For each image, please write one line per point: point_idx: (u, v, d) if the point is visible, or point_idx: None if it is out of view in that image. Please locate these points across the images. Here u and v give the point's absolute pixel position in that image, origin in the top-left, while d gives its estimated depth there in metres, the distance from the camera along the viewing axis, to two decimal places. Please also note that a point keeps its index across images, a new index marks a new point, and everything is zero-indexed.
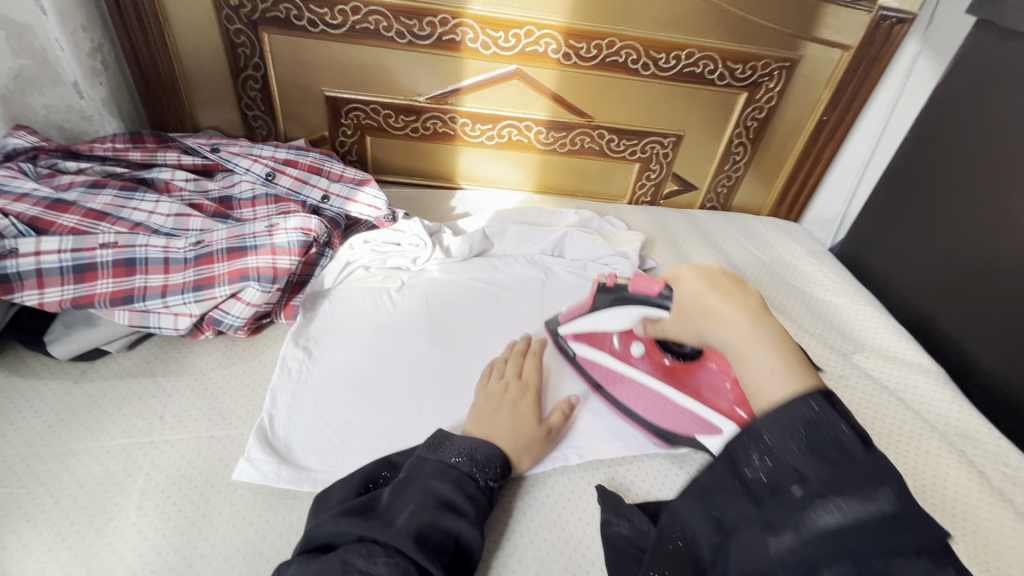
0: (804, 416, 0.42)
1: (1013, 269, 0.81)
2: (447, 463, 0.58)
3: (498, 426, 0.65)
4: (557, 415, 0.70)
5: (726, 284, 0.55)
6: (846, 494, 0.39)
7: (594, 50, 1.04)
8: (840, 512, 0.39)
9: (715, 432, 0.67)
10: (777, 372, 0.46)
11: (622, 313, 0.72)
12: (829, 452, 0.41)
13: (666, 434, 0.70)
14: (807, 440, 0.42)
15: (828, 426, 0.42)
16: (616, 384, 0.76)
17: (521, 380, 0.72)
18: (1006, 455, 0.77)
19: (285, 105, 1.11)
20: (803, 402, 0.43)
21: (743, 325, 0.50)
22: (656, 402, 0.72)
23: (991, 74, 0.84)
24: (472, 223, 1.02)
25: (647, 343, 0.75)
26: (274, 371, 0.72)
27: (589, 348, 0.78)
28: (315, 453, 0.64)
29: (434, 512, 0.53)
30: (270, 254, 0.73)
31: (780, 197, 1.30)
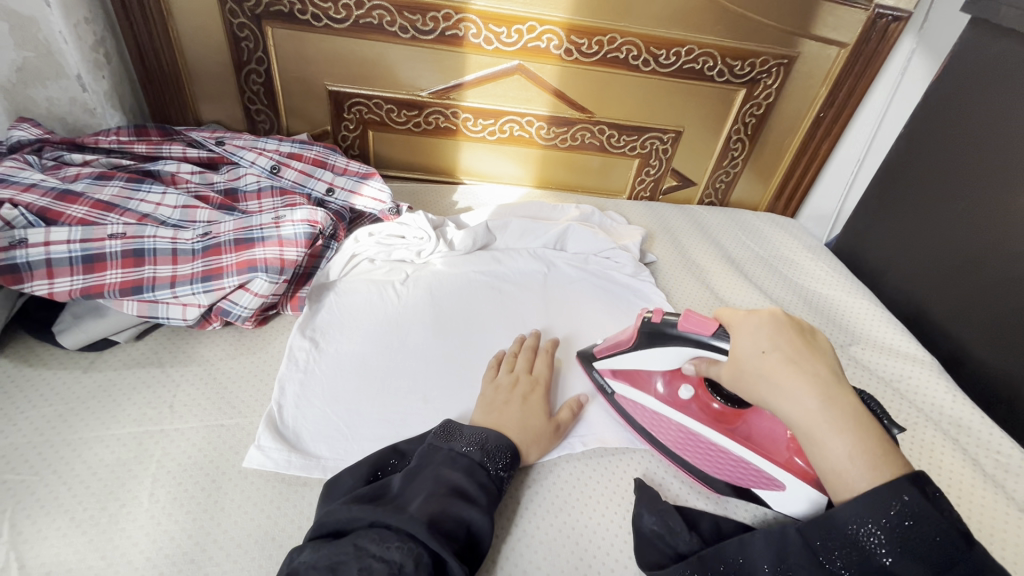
0: (908, 520, 0.46)
1: (1006, 262, 0.83)
2: (459, 452, 0.60)
3: (508, 416, 0.66)
4: (566, 412, 0.71)
5: (790, 349, 0.54)
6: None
7: (596, 46, 1.05)
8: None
9: (777, 486, 0.62)
10: (856, 462, 0.48)
11: (670, 349, 0.66)
12: (929, 554, 0.45)
13: (720, 485, 0.66)
14: (903, 541, 0.46)
15: (932, 528, 0.46)
16: (661, 428, 0.70)
17: (532, 375, 0.73)
18: (999, 444, 0.79)
19: (288, 99, 1.11)
20: (894, 495, 0.46)
21: (813, 404, 0.50)
22: (707, 449, 0.67)
23: (986, 71, 0.86)
24: (475, 217, 1.03)
25: (695, 383, 0.70)
26: (282, 361, 0.73)
27: (629, 387, 0.73)
28: (324, 440, 0.65)
29: (446, 499, 0.54)
30: (277, 246, 0.74)
31: (777, 192, 1.32)
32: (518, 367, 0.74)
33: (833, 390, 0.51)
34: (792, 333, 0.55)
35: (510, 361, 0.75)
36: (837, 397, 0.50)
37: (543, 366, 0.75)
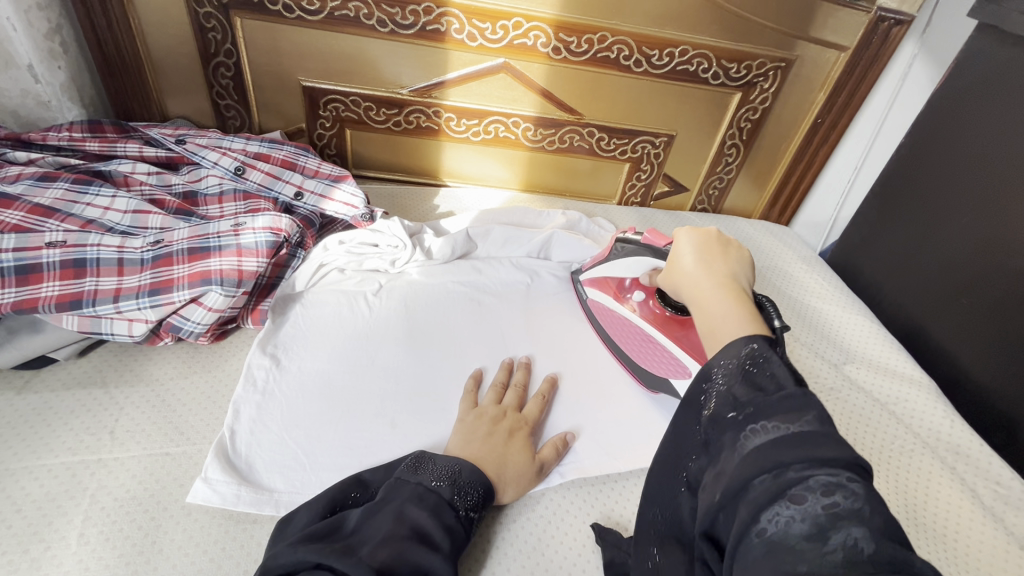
0: (741, 353, 0.41)
1: (1010, 282, 0.79)
2: (426, 487, 0.55)
3: (485, 450, 0.61)
4: (549, 450, 0.65)
5: (710, 253, 0.56)
6: (774, 414, 0.36)
7: (585, 45, 1.00)
8: (765, 431, 0.36)
9: (685, 374, 0.72)
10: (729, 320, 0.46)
11: (633, 261, 0.78)
12: (762, 381, 0.39)
13: (646, 374, 0.77)
14: (747, 375, 0.40)
15: (765, 362, 0.40)
16: (614, 323, 0.82)
17: (520, 413, 0.68)
18: (998, 473, 0.75)
19: (259, 93, 1.05)
20: (742, 342, 0.41)
21: (706, 285, 0.52)
22: (646, 343, 0.77)
23: (992, 81, 0.82)
24: (455, 223, 0.97)
25: (649, 291, 0.79)
26: (238, 382, 0.67)
27: (599, 292, 0.84)
28: (279, 471, 0.60)
29: (402, 544, 0.49)
30: (235, 256, 0.68)
31: (772, 199, 1.28)
32: (504, 402, 0.69)
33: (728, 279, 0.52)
34: (713, 239, 0.57)
35: (497, 392, 0.70)
36: (729, 284, 0.51)
37: (535, 408, 0.69)
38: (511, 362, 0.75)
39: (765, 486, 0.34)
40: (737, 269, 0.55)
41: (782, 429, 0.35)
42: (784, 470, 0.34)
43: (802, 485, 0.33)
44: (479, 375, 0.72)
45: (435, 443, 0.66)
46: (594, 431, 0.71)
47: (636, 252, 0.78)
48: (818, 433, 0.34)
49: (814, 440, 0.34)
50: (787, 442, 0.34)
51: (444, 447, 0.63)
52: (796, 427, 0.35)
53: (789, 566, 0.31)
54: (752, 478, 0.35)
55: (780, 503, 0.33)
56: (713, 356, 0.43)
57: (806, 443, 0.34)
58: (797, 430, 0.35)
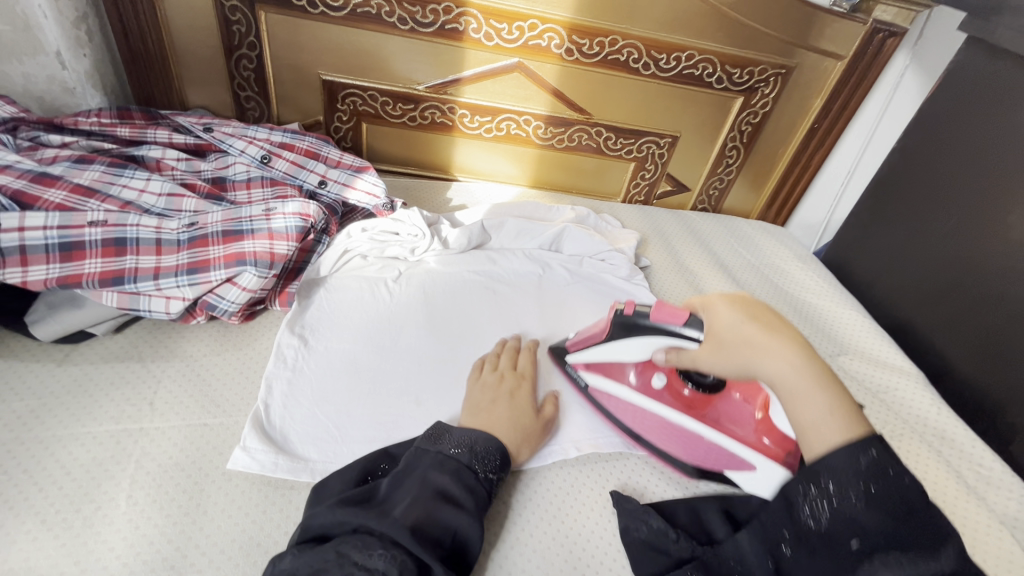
0: (868, 467, 0.46)
1: (993, 279, 0.84)
2: (447, 454, 0.58)
3: (498, 417, 0.65)
4: (550, 406, 0.71)
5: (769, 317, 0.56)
6: (907, 548, 0.44)
7: (597, 47, 1.04)
8: (900, 566, 0.43)
9: (748, 467, 0.65)
10: (834, 413, 0.49)
11: (645, 343, 0.67)
12: (891, 505, 0.45)
13: (688, 467, 0.68)
14: (874, 494, 0.46)
15: (892, 483, 0.46)
16: (633, 416, 0.72)
17: (517, 371, 0.73)
18: (980, 456, 0.81)
19: (279, 86, 1.08)
20: (863, 449, 0.47)
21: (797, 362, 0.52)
22: (679, 436, 0.69)
23: (976, 89, 0.88)
24: (469, 216, 1.01)
25: (667, 373, 0.72)
26: (269, 359, 0.70)
27: (608, 381, 0.74)
28: (312, 442, 0.63)
29: (431, 505, 0.52)
30: (267, 239, 0.71)
31: (769, 201, 1.33)
32: (501, 365, 0.73)
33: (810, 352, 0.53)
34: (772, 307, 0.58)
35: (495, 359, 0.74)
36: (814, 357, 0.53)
37: (527, 363, 0.75)
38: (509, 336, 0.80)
39: None
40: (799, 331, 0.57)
41: (919, 567, 0.43)
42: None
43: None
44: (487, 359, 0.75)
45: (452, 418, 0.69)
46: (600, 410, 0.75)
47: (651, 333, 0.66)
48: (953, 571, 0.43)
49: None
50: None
51: (460, 419, 0.67)
52: (932, 564, 0.43)
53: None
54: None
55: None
56: (828, 461, 0.48)
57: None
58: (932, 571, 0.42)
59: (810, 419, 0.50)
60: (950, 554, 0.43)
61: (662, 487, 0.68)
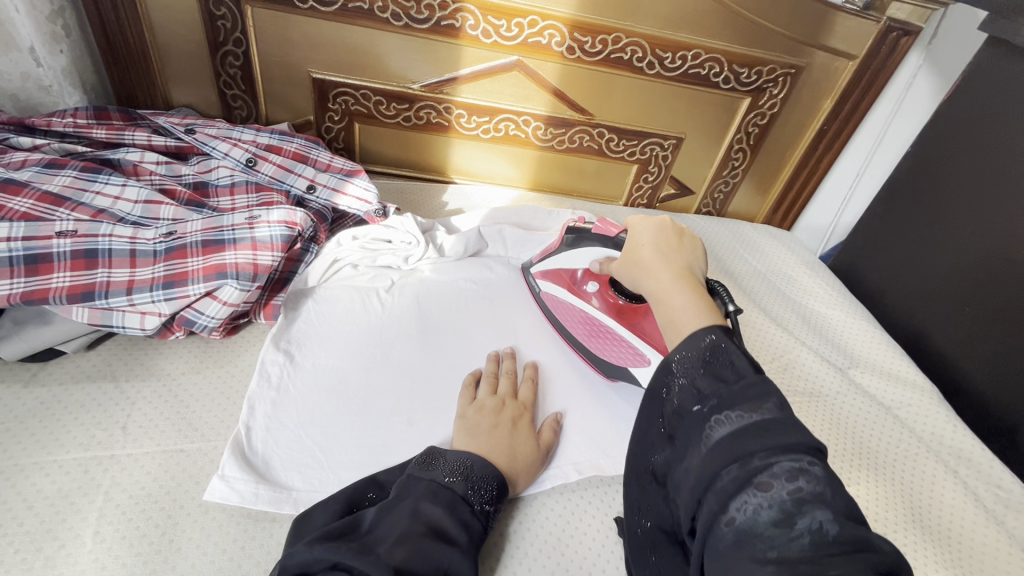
0: (703, 344, 0.47)
1: (1012, 292, 0.81)
2: (440, 483, 0.54)
3: (494, 444, 0.61)
4: (549, 431, 0.67)
5: (668, 242, 0.61)
6: (737, 405, 0.42)
7: (599, 45, 1.00)
8: (730, 422, 0.41)
9: (644, 362, 0.70)
10: (688, 312, 0.52)
11: (583, 254, 0.76)
12: (722, 371, 0.45)
13: (603, 363, 0.75)
14: (704, 365, 0.46)
15: (725, 353, 0.46)
16: (569, 316, 0.79)
17: (517, 400, 0.68)
18: (999, 477, 0.77)
19: (266, 84, 1.03)
20: (702, 333, 0.47)
21: (665, 276, 0.57)
22: (599, 331, 0.75)
23: (998, 92, 0.84)
24: (466, 221, 0.97)
25: (603, 282, 0.76)
26: (252, 378, 0.66)
27: (551, 284, 0.81)
28: (297, 469, 0.59)
29: (422, 541, 0.48)
30: (250, 250, 0.67)
31: (776, 205, 1.29)
32: (499, 391, 0.68)
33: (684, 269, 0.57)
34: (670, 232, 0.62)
35: (491, 383, 0.69)
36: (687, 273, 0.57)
37: (528, 392, 0.70)
38: (496, 351, 0.75)
39: (733, 477, 0.39)
40: (692, 259, 0.60)
41: (745, 419, 0.41)
42: (749, 459, 0.39)
43: (766, 471, 0.38)
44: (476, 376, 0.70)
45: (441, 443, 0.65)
46: (596, 427, 0.71)
47: (589, 243, 0.76)
48: (777, 421, 0.40)
49: (774, 428, 0.39)
50: (753, 433, 0.40)
51: (451, 442, 0.62)
52: (758, 416, 0.41)
53: (758, 551, 0.35)
54: (721, 468, 0.40)
55: (747, 491, 0.38)
56: (677, 349, 0.48)
57: (769, 432, 0.39)
58: (758, 419, 0.40)
59: (666, 319, 0.53)
60: (777, 406, 0.41)
61: None
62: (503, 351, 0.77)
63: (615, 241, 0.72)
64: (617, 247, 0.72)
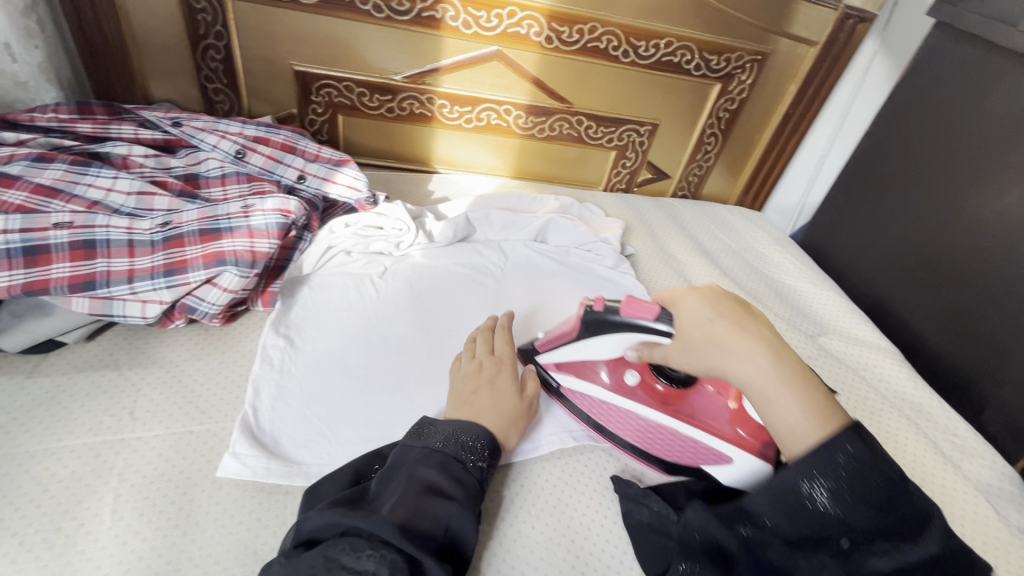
0: (852, 466, 0.49)
1: (963, 258, 0.87)
2: (432, 448, 0.56)
3: (480, 403, 0.63)
4: (533, 382, 0.69)
5: (733, 314, 0.58)
6: (891, 537, 0.48)
7: (576, 35, 1.03)
8: (885, 556, 0.48)
9: (725, 461, 0.64)
10: (806, 411, 0.52)
11: (615, 341, 0.66)
12: (874, 498, 0.49)
13: (670, 465, 0.67)
14: (855, 490, 0.49)
15: (871, 471, 0.49)
16: (616, 421, 0.70)
17: (494, 356, 0.70)
18: (955, 426, 0.83)
19: (249, 77, 1.04)
20: (842, 445, 0.49)
21: (763, 361, 0.54)
22: (656, 432, 0.68)
23: (944, 73, 0.90)
24: (453, 208, 0.99)
25: (639, 370, 0.71)
26: (255, 361, 0.68)
27: (578, 381, 0.71)
28: (305, 445, 0.61)
29: (418, 500, 0.51)
30: (247, 237, 0.69)
31: (746, 186, 1.35)
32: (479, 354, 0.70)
33: (775, 346, 0.55)
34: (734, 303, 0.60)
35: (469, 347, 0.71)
36: (780, 350, 0.55)
37: (504, 344, 0.72)
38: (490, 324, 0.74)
39: None
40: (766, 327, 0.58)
41: (903, 556, 0.48)
42: None
43: None
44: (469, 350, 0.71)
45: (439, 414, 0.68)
46: None
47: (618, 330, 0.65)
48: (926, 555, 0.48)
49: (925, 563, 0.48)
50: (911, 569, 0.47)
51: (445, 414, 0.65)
52: (910, 551, 0.48)
53: None
54: None
55: None
56: (815, 469, 0.49)
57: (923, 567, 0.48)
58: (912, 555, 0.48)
59: (782, 419, 0.52)
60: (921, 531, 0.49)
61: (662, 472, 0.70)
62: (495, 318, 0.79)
63: (655, 323, 0.62)
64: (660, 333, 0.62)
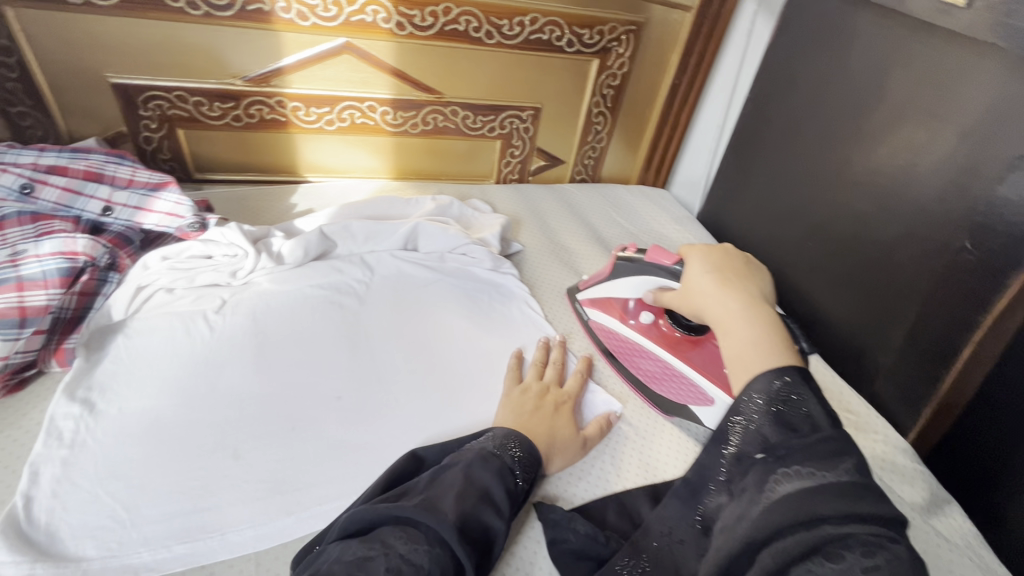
0: (772, 388, 0.44)
1: (843, 222, 0.83)
2: (490, 451, 0.53)
3: (535, 420, 0.62)
4: (593, 426, 0.67)
5: (729, 273, 0.59)
6: (809, 462, 0.38)
7: (429, 18, 0.95)
8: (797, 478, 0.38)
9: (708, 401, 0.70)
10: (759, 346, 0.49)
11: (636, 280, 0.77)
12: (796, 424, 0.42)
13: (660, 399, 0.74)
14: (778, 415, 0.43)
15: (798, 405, 0.43)
16: (626, 349, 0.79)
17: (561, 389, 0.69)
18: (849, 401, 0.78)
19: (59, 96, 0.90)
20: (775, 373, 0.45)
21: (735, 305, 0.54)
22: (659, 366, 0.75)
23: (810, 31, 0.86)
24: (309, 222, 0.89)
25: (657, 312, 0.78)
26: (37, 437, 0.58)
27: (603, 313, 0.82)
28: (89, 536, 0.51)
29: (475, 503, 0.47)
30: (15, 291, 0.61)
31: (646, 163, 1.29)
32: (545, 378, 0.70)
33: (756, 298, 0.55)
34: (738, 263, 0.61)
35: (538, 369, 0.71)
36: (758, 303, 0.54)
37: (574, 383, 0.71)
38: (547, 341, 0.77)
39: (796, 539, 0.35)
40: (756, 286, 0.58)
41: (816, 478, 0.37)
42: (819, 523, 0.35)
43: (840, 543, 0.34)
44: (520, 355, 0.74)
45: (447, 429, 0.66)
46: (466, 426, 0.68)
47: (641, 270, 0.77)
48: (853, 486, 0.36)
49: (850, 492, 0.36)
50: (825, 493, 0.36)
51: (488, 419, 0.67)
52: (831, 477, 0.37)
53: None
54: (782, 525, 0.36)
55: (815, 559, 0.34)
56: (745, 390, 0.45)
57: (845, 496, 0.35)
58: (832, 480, 0.37)
59: (735, 353, 0.50)
60: (855, 468, 0.38)
61: (584, 486, 0.63)
62: (557, 339, 0.79)
63: (671, 270, 0.72)
64: (674, 277, 0.72)
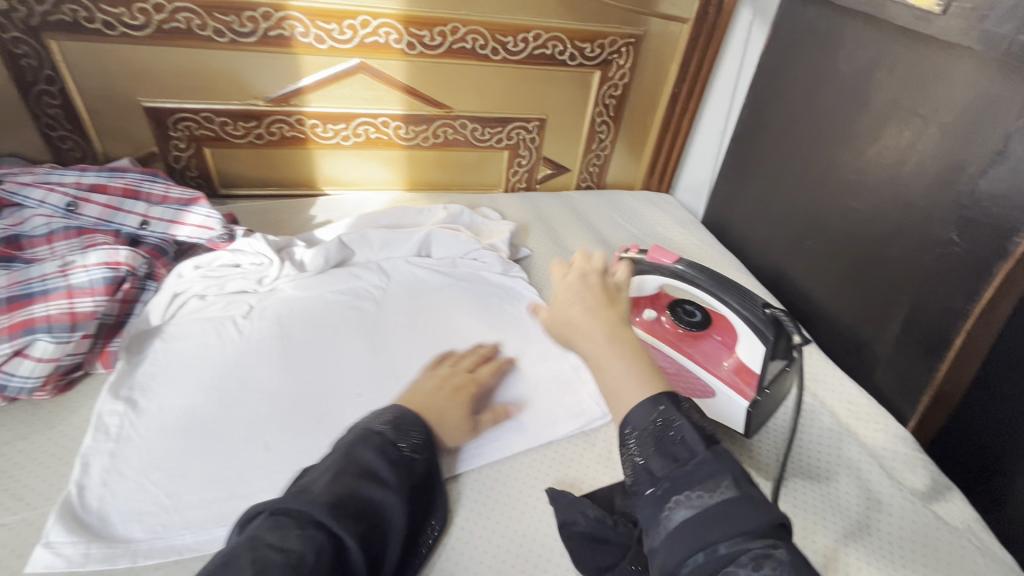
0: (652, 417, 0.47)
1: (839, 221, 0.85)
2: (370, 430, 0.56)
3: (429, 400, 0.63)
4: (488, 416, 0.67)
5: (594, 298, 0.57)
6: (693, 486, 0.43)
7: (438, 38, 1.01)
8: (689, 504, 0.42)
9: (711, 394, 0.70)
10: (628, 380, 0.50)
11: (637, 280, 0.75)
12: (674, 449, 0.45)
13: None
14: (656, 441, 0.46)
15: (674, 429, 0.46)
16: None
17: (472, 374, 0.70)
18: (848, 392, 0.81)
19: (96, 120, 0.97)
20: (650, 406, 0.47)
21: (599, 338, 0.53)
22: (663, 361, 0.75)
23: (801, 37, 0.90)
24: (329, 232, 0.95)
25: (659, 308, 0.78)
26: (87, 432, 0.63)
27: None
28: (136, 519, 0.56)
29: (352, 481, 0.50)
30: (65, 298, 0.68)
31: (650, 168, 1.33)
32: (460, 364, 0.71)
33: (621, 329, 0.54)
34: (594, 286, 0.58)
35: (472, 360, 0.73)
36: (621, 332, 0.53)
37: (486, 371, 0.71)
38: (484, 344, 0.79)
39: (700, 563, 0.39)
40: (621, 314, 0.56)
41: (705, 502, 0.42)
42: (716, 545, 0.39)
43: (734, 562, 0.39)
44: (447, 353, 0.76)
45: None
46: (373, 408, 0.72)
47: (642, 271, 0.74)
48: (736, 501, 0.41)
49: (733, 511, 0.40)
50: (714, 517, 0.40)
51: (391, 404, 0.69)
52: (717, 497, 0.42)
53: None
54: (687, 555, 0.40)
55: None
56: (624, 421, 0.48)
57: (729, 517, 0.40)
58: (718, 501, 0.41)
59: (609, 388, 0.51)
60: (733, 483, 0.43)
61: (594, 472, 0.67)
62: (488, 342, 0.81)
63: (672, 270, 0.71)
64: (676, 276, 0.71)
